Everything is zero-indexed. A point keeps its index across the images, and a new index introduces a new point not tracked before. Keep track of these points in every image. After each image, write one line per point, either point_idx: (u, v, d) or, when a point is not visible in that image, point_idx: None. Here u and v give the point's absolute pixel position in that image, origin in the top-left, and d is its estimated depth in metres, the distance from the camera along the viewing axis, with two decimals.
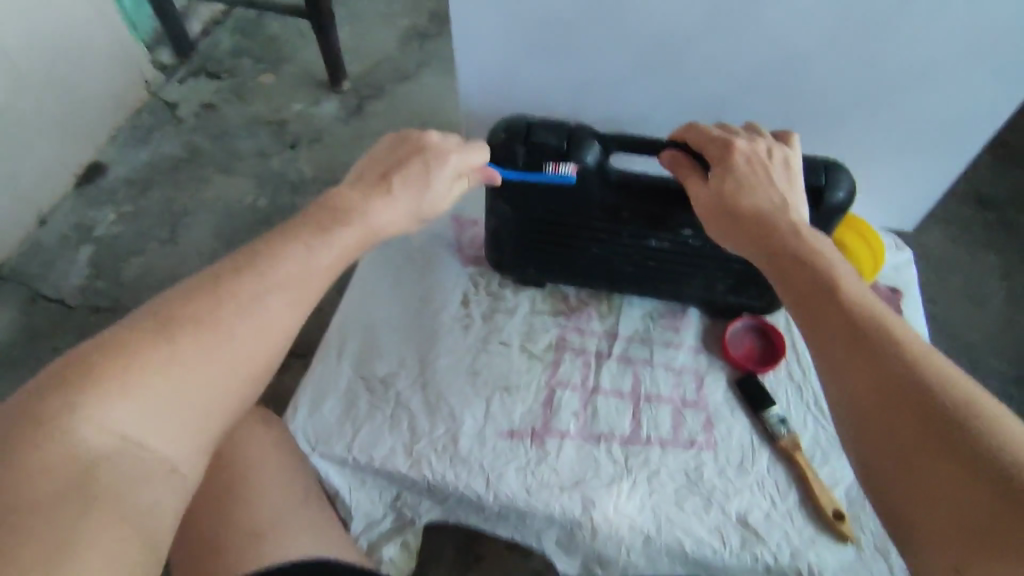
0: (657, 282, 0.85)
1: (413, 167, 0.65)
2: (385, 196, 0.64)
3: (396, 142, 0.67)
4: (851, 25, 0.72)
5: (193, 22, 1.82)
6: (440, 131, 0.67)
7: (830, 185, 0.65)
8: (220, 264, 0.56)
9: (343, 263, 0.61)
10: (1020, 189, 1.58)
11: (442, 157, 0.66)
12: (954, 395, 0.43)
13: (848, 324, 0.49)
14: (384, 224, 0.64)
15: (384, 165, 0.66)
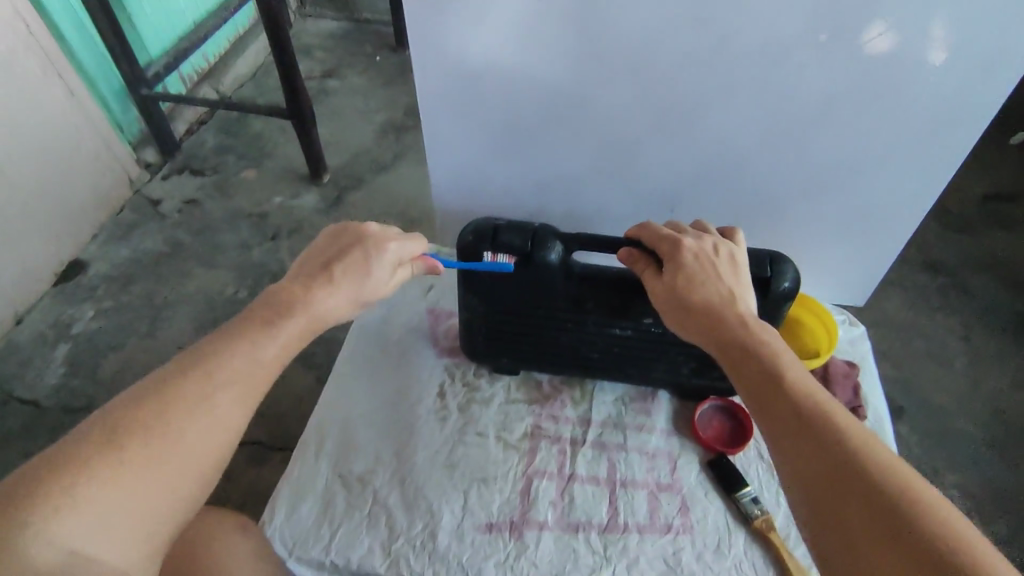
0: (625, 367, 0.88)
1: (353, 257, 0.69)
2: (327, 284, 0.67)
3: (335, 236, 0.72)
4: (783, 129, 0.80)
5: (178, 123, 1.91)
6: (377, 223, 0.72)
7: (777, 275, 0.73)
8: (166, 365, 0.57)
9: (289, 352, 0.62)
10: (968, 254, 1.67)
11: (381, 246, 0.71)
12: (891, 482, 0.47)
13: (794, 414, 0.53)
14: (327, 311, 0.66)
15: (326, 256, 0.69)
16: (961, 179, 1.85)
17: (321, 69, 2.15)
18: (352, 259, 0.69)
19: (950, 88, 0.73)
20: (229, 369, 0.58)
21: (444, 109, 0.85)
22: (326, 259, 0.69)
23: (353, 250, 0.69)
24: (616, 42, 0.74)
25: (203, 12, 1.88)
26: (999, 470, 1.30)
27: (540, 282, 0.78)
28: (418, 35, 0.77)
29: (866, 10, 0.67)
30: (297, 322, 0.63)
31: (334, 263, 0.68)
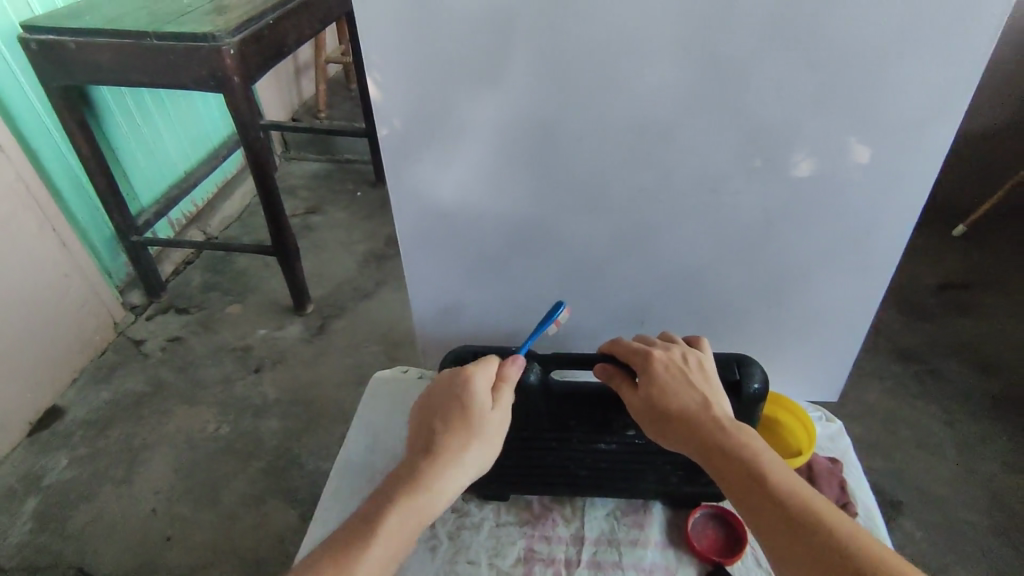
0: (614, 482, 0.88)
1: (449, 399, 0.70)
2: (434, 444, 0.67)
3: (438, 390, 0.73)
4: (733, 243, 0.87)
5: (165, 264, 1.97)
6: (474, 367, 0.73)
7: (745, 376, 0.77)
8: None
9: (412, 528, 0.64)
10: (932, 340, 1.74)
11: (468, 384, 0.71)
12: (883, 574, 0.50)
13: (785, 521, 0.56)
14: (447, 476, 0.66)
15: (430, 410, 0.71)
16: (913, 272, 1.97)
17: (304, 207, 2.28)
18: (452, 400, 0.70)
19: (875, 200, 0.81)
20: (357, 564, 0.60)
21: (422, 242, 0.92)
22: (428, 416, 0.71)
23: (450, 394, 0.71)
24: (573, 176, 0.82)
25: (194, 162, 2.02)
26: (1009, 561, 1.26)
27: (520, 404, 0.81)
28: (395, 181, 0.85)
29: (787, 139, 0.76)
30: (408, 501, 0.64)
31: (438, 410, 0.70)
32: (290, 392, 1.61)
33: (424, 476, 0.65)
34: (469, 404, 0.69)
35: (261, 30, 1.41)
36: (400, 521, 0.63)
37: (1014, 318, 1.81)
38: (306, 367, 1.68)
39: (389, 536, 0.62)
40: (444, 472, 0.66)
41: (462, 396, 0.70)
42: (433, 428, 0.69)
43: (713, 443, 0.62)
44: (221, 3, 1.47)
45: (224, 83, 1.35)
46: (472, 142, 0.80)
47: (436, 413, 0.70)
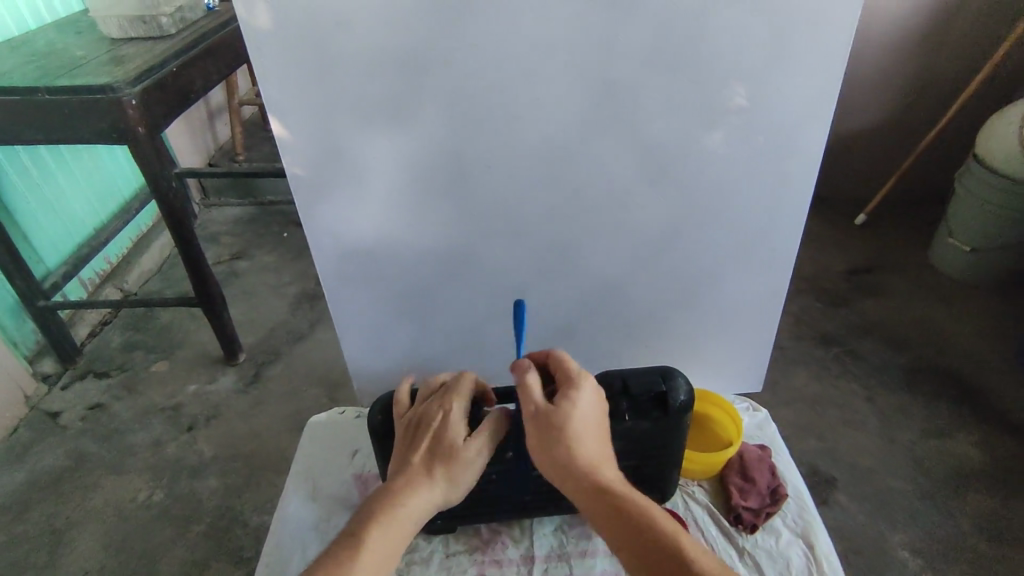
0: (556, 501, 0.89)
1: (433, 426, 0.72)
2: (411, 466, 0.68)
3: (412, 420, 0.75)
4: (645, 254, 0.91)
5: (80, 327, 1.86)
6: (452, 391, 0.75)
7: (672, 389, 0.80)
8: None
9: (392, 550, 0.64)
10: (848, 323, 1.86)
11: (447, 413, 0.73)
12: None
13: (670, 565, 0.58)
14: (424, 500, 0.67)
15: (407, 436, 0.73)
16: (825, 261, 2.11)
17: (228, 253, 2.21)
18: (436, 427, 0.71)
19: (769, 202, 0.87)
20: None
21: (344, 281, 0.91)
22: (410, 439, 0.72)
23: (435, 421, 0.72)
24: (488, 203, 0.84)
25: (103, 218, 1.93)
26: (936, 521, 1.35)
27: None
28: (310, 222, 0.85)
29: (683, 150, 0.81)
30: (387, 524, 0.64)
31: (421, 434, 0.71)
32: (227, 447, 1.54)
33: (403, 495, 0.66)
34: (453, 433, 0.71)
35: (165, 77, 1.38)
36: (381, 538, 0.63)
37: (916, 295, 1.97)
38: (242, 419, 1.62)
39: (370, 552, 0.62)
40: (417, 493, 0.66)
41: (446, 425, 0.72)
42: (415, 451, 0.70)
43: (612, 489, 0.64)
44: (118, 53, 1.43)
45: (127, 134, 1.30)
46: (384, 178, 0.81)
47: (417, 437, 0.72)
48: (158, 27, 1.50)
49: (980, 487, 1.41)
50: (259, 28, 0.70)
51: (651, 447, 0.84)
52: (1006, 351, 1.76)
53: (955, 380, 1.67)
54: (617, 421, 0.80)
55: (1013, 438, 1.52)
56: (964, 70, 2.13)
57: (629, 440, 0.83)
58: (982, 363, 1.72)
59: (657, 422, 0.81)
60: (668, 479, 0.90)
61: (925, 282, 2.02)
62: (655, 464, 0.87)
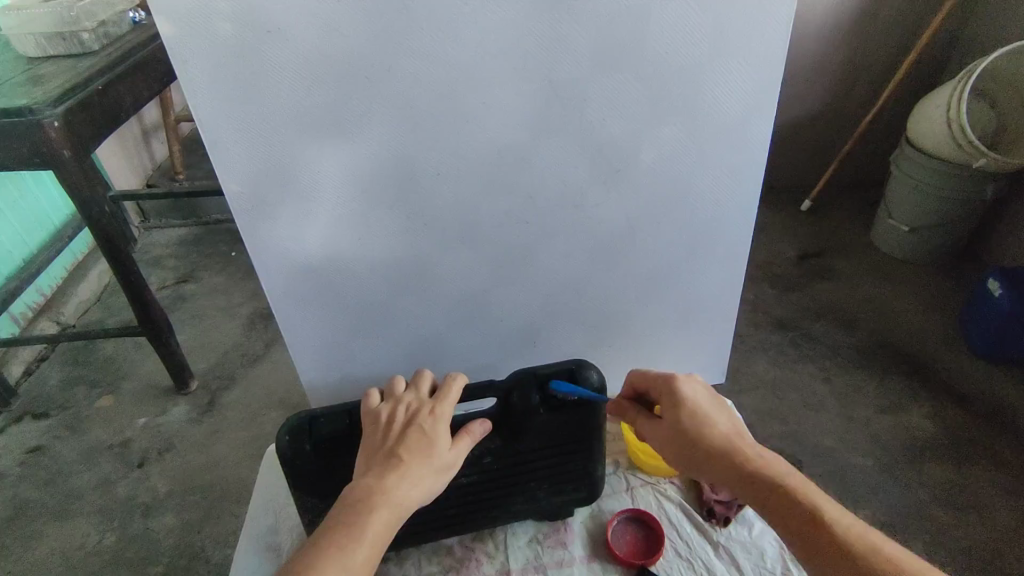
0: (485, 512, 0.87)
1: (417, 424, 0.68)
2: (396, 462, 0.64)
3: (379, 418, 0.70)
4: (599, 255, 0.91)
5: (14, 366, 1.74)
6: (416, 391, 0.73)
7: (583, 376, 0.80)
8: None
9: (377, 550, 0.60)
10: (801, 306, 1.91)
11: (430, 413, 0.69)
12: None
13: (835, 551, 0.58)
14: (411, 497, 0.63)
15: (382, 433, 0.68)
16: (775, 249, 2.17)
17: (174, 277, 2.11)
18: (422, 425, 0.68)
19: (721, 195, 0.88)
20: None
21: (298, 302, 0.87)
22: (389, 435, 0.67)
23: (418, 418, 0.69)
24: (439, 212, 0.82)
25: (34, 249, 1.82)
26: (897, 494, 1.39)
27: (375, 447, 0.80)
28: (253, 243, 0.81)
29: (632, 149, 0.81)
30: (377, 520, 0.60)
31: (406, 430, 0.68)
32: (183, 480, 1.47)
33: (390, 489, 0.62)
34: (434, 432, 0.68)
35: (90, 97, 1.30)
36: (372, 535, 0.59)
37: (862, 276, 2.04)
38: (198, 449, 1.55)
39: (358, 551, 0.58)
40: (403, 489, 0.62)
41: (427, 423, 0.68)
42: (397, 448, 0.65)
43: (751, 471, 0.65)
44: (37, 72, 1.34)
45: (51, 159, 1.23)
46: (332, 194, 0.78)
47: (399, 434, 0.67)
48: (79, 44, 1.42)
49: (936, 458, 1.46)
50: (173, 37, 0.65)
51: (571, 441, 0.84)
52: (950, 324, 1.84)
53: (905, 356, 1.74)
54: (532, 418, 0.80)
55: (959, 407, 1.59)
56: (892, 57, 2.22)
57: (548, 435, 0.82)
58: (929, 338, 1.79)
59: (571, 411, 0.81)
60: (593, 480, 0.88)
61: (871, 263, 2.10)
62: (580, 461, 0.86)
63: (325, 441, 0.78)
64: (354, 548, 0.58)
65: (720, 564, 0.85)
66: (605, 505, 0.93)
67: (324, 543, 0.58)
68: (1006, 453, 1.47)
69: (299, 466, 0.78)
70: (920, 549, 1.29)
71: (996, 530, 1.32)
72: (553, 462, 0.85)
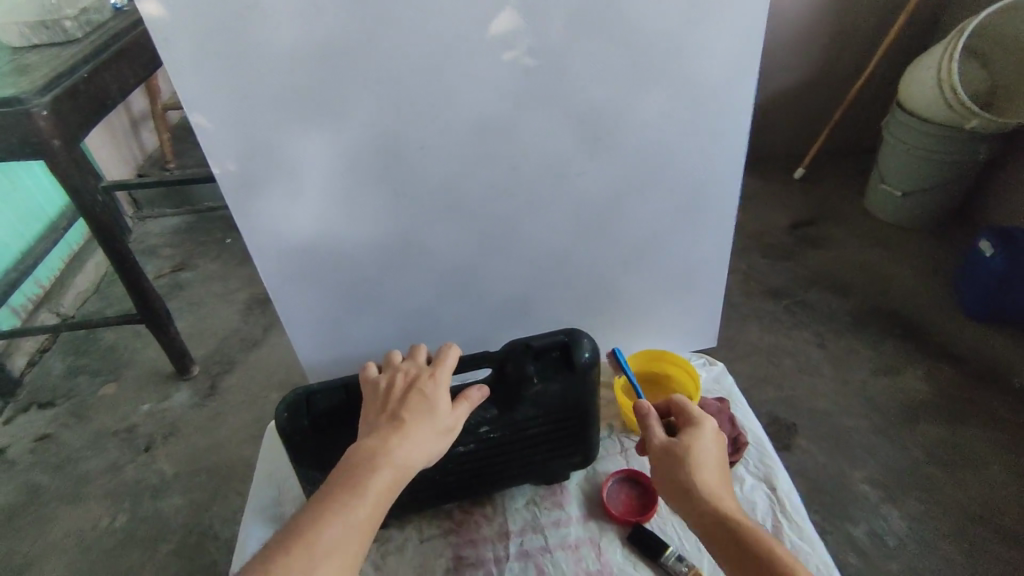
0: (484, 478, 0.89)
1: (416, 388, 0.70)
2: (397, 423, 0.66)
3: (382, 386, 0.71)
4: (586, 223, 0.92)
5: (17, 357, 1.75)
6: (418, 359, 0.74)
7: (577, 347, 0.82)
8: (270, 551, 0.57)
9: (379, 506, 0.62)
10: (794, 274, 1.93)
11: (429, 377, 0.71)
12: None
13: None
14: (413, 455, 0.65)
15: (385, 399, 0.69)
16: (769, 217, 2.17)
17: (170, 265, 2.12)
18: (422, 389, 0.69)
19: (708, 160, 0.88)
20: (329, 539, 0.57)
21: (292, 280, 0.89)
22: (390, 399, 0.69)
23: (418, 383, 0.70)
24: (428, 185, 0.83)
25: (30, 240, 1.82)
26: (890, 452, 1.42)
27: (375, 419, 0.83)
28: (244, 222, 0.82)
29: (617, 115, 0.81)
30: (379, 477, 0.62)
31: (407, 394, 0.69)
32: (189, 463, 1.49)
33: (389, 449, 0.64)
34: (434, 396, 0.69)
35: (76, 84, 1.29)
36: (374, 492, 0.62)
37: (856, 242, 2.05)
38: (203, 432, 1.57)
39: (361, 507, 0.60)
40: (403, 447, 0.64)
41: (427, 387, 0.70)
42: (398, 411, 0.67)
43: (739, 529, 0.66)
44: (21, 61, 1.34)
45: (42, 148, 1.23)
46: (321, 170, 0.79)
47: (399, 398, 0.69)
48: (62, 31, 1.41)
49: (929, 417, 1.49)
50: (153, 10, 0.65)
51: (568, 411, 0.86)
52: (942, 286, 1.85)
53: (898, 319, 1.75)
54: (525, 389, 0.82)
55: (952, 367, 1.61)
56: (883, 21, 2.21)
57: (543, 405, 0.84)
58: (922, 300, 1.81)
59: (565, 381, 0.83)
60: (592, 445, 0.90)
61: (864, 228, 2.11)
62: (578, 429, 0.88)
63: (323, 416, 0.80)
64: (357, 503, 0.60)
65: None
66: (600, 466, 0.96)
67: (328, 498, 0.60)
68: (998, 410, 1.50)
69: (298, 441, 0.81)
70: (914, 504, 1.32)
71: (987, 484, 1.35)
72: (549, 428, 0.87)
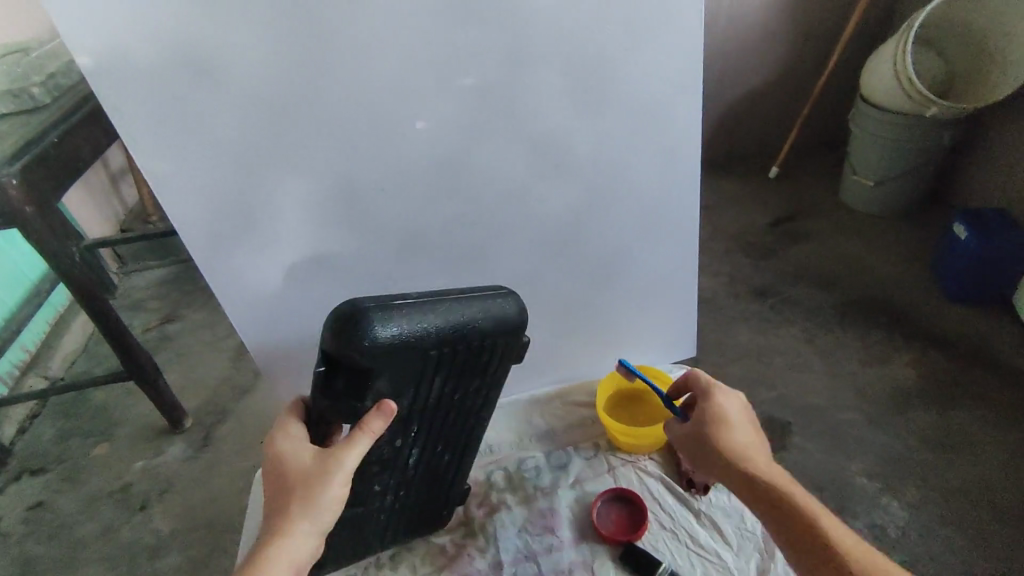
0: (453, 459, 0.91)
1: (278, 467, 0.69)
2: (277, 511, 0.66)
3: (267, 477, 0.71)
4: (552, 247, 0.93)
5: (5, 426, 1.74)
6: (278, 432, 0.73)
7: (360, 335, 0.65)
8: None
9: None
10: (776, 272, 1.94)
11: (284, 450, 0.70)
12: None
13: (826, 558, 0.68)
14: (298, 525, 0.65)
15: (269, 487, 0.69)
16: (748, 218, 2.20)
17: (157, 318, 2.11)
18: (282, 462, 0.69)
19: (663, 172, 0.91)
20: None
21: (264, 330, 0.89)
22: (270, 488, 0.69)
23: (278, 460, 0.70)
24: (389, 225, 0.84)
25: (11, 307, 1.81)
26: (885, 443, 1.42)
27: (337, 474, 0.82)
28: (212, 278, 0.82)
29: (571, 139, 0.84)
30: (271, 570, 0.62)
31: (275, 474, 0.69)
32: (186, 518, 1.49)
33: (273, 538, 0.64)
34: (293, 463, 0.69)
35: (46, 150, 1.31)
36: None
37: (833, 235, 2.07)
38: (199, 485, 1.56)
39: None
40: (284, 527, 0.65)
41: (283, 462, 0.69)
42: (276, 497, 0.67)
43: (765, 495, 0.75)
44: None
45: (16, 217, 1.24)
46: (284, 219, 0.80)
47: (275, 483, 0.69)
48: (31, 99, 1.43)
49: (920, 404, 1.50)
50: (92, 67, 0.65)
51: (422, 361, 0.72)
52: (922, 272, 1.87)
53: (881, 308, 1.77)
54: (367, 392, 0.72)
55: (940, 352, 1.62)
56: (838, 18, 2.26)
57: (397, 379, 0.73)
58: (903, 288, 1.83)
59: (388, 361, 0.69)
60: (511, 337, 0.77)
61: (841, 221, 2.13)
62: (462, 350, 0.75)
63: None
64: None
65: (703, 532, 0.93)
66: (588, 487, 0.99)
67: None
68: (987, 391, 1.51)
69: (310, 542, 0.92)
70: (912, 493, 1.32)
71: (981, 466, 1.36)
72: (452, 391, 0.80)
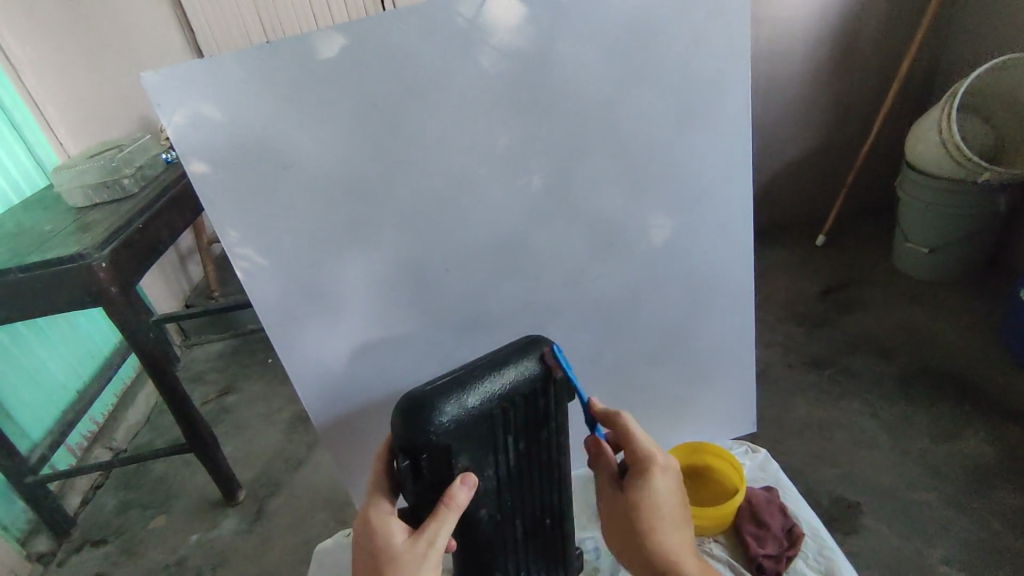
0: (556, 523, 0.90)
1: (374, 541, 0.70)
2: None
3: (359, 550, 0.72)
4: (607, 321, 0.95)
5: (72, 496, 1.79)
6: (369, 506, 0.74)
7: (429, 419, 0.70)
8: None
9: None
10: (831, 341, 1.89)
11: (379, 525, 0.72)
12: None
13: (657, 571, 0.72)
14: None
15: (365, 560, 0.70)
16: (798, 286, 2.17)
17: (216, 390, 2.19)
18: (379, 537, 0.70)
19: (715, 247, 0.94)
20: None
21: (331, 406, 0.92)
22: (367, 559, 0.70)
23: (374, 534, 0.71)
24: (451, 303, 0.89)
25: (85, 379, 1.92)
26: (968, 527, 1.32)
27: (461, 558, 0.84)
28: (288, 357, 0.86)
29: (624, 219, 0.88)
30: None
31: (371, 547, 0.70)
32: None
33: None
34: (390, 538, 0.70)
35: (132, 235, 1.42)
36: None
37: (890, 303, 2.02)
38: (251, 560, 1.56)
39: None
40: None
41: (378, 537, 0.70)
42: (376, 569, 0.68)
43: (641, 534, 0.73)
44: (85, 220, 1.48)
45: (102, 297, 1.33)
46: (356, 299, 0.85)
47: (372, 554, 0.70)
48: (121, 188, 1.57)
49: (1002, 483, 1.40)
50: (199, 168, 0.74)
51: (490, 425, 0.76)
52: (990, 341, 1.79)
53: (948, 378, 1.69)
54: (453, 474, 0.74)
55: (1018, 426, 1.52)
56: (876, 91, 2.30)
57: (476, 452, 0.75)
58: (971, 357, 1.75)
59: (462, 437, 0.73)
60: (563, 376, 0.82)
61: (896, 288, 2.08)
62: (520, 405, 0.79)
63: None
64: None
65: None
66: None
67: None
68: None
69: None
70: None
71: None
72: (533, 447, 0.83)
